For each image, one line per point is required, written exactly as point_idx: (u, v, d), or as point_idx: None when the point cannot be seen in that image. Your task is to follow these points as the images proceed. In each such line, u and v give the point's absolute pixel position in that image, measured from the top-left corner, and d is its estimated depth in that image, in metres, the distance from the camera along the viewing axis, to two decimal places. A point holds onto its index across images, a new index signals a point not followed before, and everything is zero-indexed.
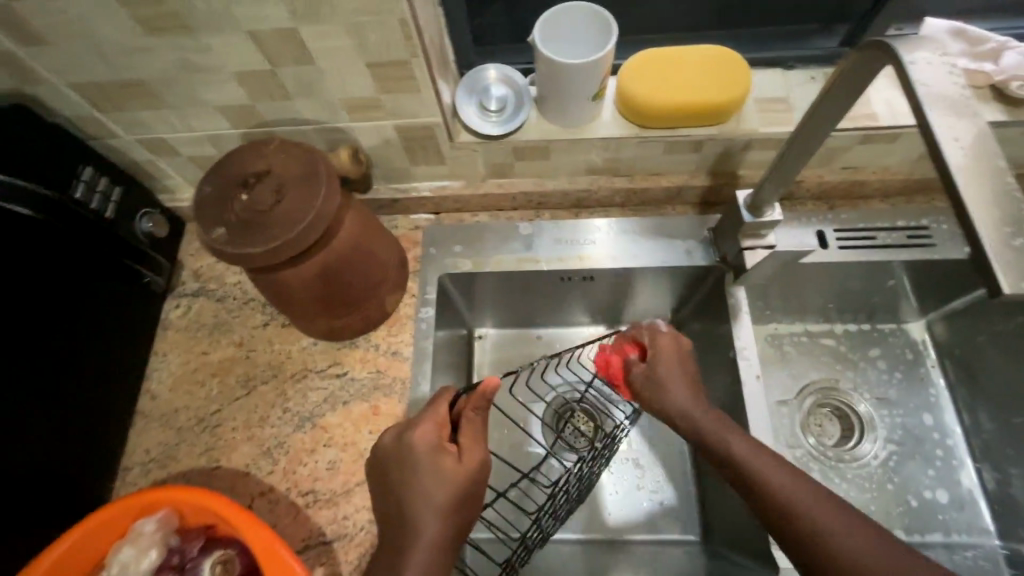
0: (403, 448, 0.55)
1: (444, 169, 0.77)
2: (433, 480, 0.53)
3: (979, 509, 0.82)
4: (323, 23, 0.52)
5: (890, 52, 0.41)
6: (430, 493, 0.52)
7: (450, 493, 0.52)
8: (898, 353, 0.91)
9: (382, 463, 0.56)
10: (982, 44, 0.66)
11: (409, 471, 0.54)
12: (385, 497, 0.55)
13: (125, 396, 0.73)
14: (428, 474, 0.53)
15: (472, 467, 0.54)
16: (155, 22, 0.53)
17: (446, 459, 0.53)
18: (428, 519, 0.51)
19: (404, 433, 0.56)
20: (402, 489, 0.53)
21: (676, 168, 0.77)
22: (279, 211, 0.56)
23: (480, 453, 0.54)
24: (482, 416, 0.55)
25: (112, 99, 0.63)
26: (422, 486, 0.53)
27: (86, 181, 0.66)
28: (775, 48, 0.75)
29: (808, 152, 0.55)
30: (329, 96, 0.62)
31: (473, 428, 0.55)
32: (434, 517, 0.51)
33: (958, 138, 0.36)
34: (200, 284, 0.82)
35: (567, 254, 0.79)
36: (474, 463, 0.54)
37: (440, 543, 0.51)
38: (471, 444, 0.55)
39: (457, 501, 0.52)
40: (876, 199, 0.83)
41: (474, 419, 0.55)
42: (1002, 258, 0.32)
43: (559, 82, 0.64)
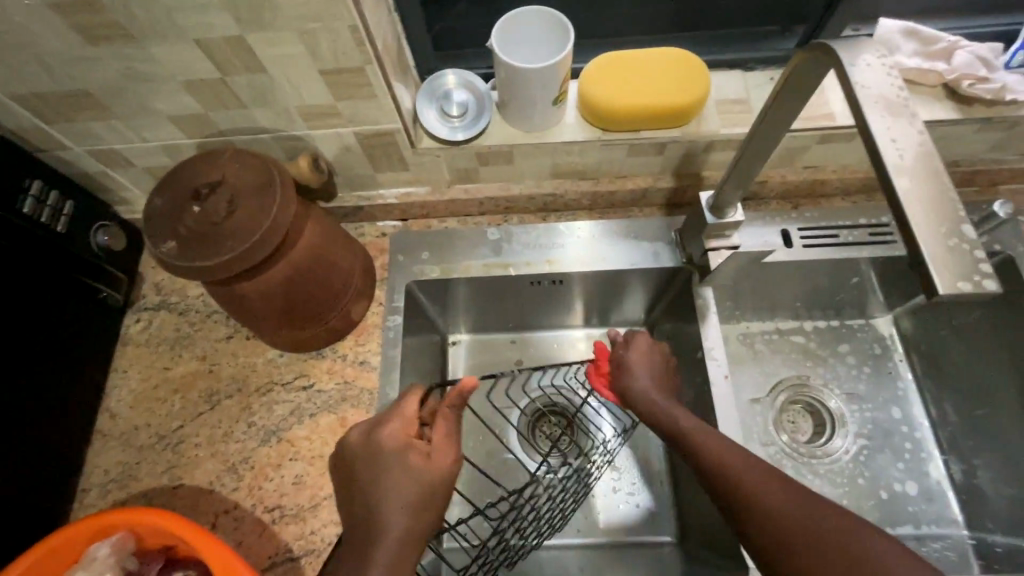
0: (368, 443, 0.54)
1: (408, 175, 0.76)
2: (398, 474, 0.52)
3: (947, 499, 0.84)
4: (270, 30, 0.51)
5: (833, 54, 0.41)
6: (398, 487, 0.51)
7: (416, 490, 0.51)
8: (866, 348, 0.92)
9: (347, 458, 0.55)
10: (934, 43, 0.68)
11: (376, 464, 0.53)
12: (349, 496, 0.53)
13: (82, 415, 0.71)
14: (394, 472, 0.52)
15: (443, 467, 0.53)
16: (96, 31, 0.51)
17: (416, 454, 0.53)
18: (393, 512, 0.50)
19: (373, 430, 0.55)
20: (367, 487, 0.52)
21: (641, 171, 0.77)
22: (232, 222, 0.55)
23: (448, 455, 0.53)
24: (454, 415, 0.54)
25: (59, 110, 0.61)
26: (395, 476, 0.52)
27: (34, 195, 0.64)
28: (735, 50, 0.76)
29: (763, 153, 0.55)
30: (284, 105, 0.61)
31: (446, 431, 0.54)
32: (402, 511, 0.50)
33: (897, 139, 0.37)
34: (161, 297, 0.80)
35: (535, 258, 0.78)
36: (442, 463, 0.53)
37: (408, 538, 0.50)
38: (440, 445, 0.53)
39: (424, 499, 0.51)
40: (839, 197, 0.84)
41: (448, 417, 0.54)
42: (938, 257, 0.33)
43: (519, 87, 0.64)
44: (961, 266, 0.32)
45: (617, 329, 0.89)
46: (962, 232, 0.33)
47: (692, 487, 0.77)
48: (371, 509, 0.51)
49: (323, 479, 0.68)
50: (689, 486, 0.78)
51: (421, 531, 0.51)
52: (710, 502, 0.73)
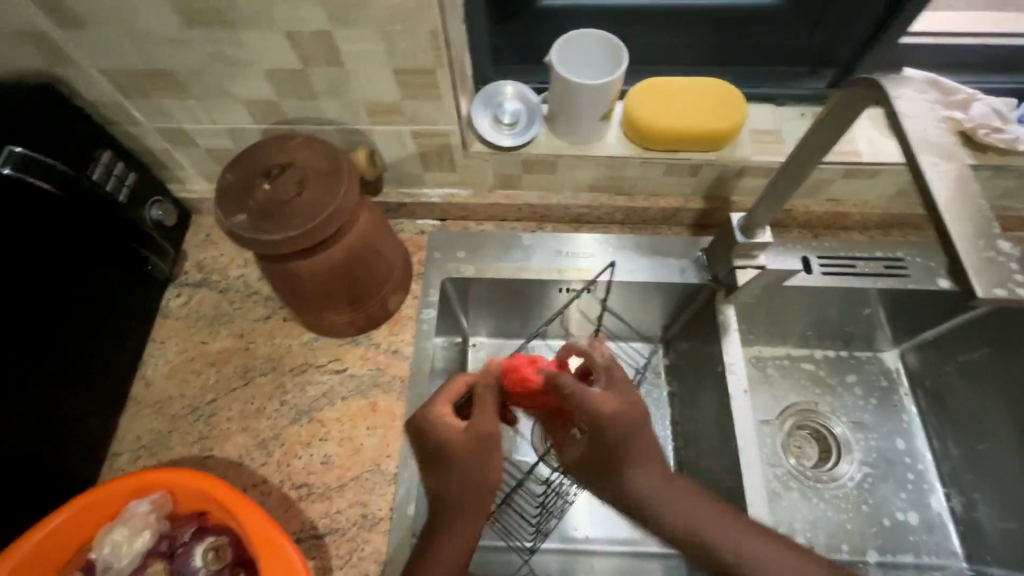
0: (430, 434, 0.56)
1: (453, 177, 0.80)
2: (466, 481, 0.53)
3: (948, 532, 0.86)
4: (357, 27, 0.56)
5: (876, 83, 0.46)
6: (455, 546, 0.52)
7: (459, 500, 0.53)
8: (873, 379, 0.95)
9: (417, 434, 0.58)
10: (955, 92, 0.72)
11: (434, 463, 0.55)
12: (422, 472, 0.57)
13: (118, 381, 0.73)
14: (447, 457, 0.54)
15: (486, 482, 0.53)
16: (196, 16, 0.55)
17: (464, 467, 0.53)
18: (443, 557, 0.52)
19: (427, 422, 0.57)
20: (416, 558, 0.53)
21: (673, 191, 0.82)
22: (300, 201, 0.58)
23: (490, 425, 0.53)
24: (490, 396, 0.55)
25: (139, 86, 0.65)
26: (444, 529, 0.53)
27: (104, 164, 0.68)
28: (768, 86, 0.82)
29: (798, 179, 0.60)
30: (353, 99, 0.65)
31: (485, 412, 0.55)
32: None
33: (939, 163, 0.41)
34: (202, 275, 0.83)
35: (566, 265, 0.82)
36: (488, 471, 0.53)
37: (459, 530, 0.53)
38: (485, 454, 0.53)
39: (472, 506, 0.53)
40: (856, 231, 0.88)
41: (483, 399, 0.55)
42: (975, 264, 0.37)
43: (572, 101, 0.69)
44: (995, 273, 0.36)
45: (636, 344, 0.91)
46: (996, 245, 0.37)
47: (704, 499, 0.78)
48: (441, 458, 0.55)
49: (351, 460, 0.70)
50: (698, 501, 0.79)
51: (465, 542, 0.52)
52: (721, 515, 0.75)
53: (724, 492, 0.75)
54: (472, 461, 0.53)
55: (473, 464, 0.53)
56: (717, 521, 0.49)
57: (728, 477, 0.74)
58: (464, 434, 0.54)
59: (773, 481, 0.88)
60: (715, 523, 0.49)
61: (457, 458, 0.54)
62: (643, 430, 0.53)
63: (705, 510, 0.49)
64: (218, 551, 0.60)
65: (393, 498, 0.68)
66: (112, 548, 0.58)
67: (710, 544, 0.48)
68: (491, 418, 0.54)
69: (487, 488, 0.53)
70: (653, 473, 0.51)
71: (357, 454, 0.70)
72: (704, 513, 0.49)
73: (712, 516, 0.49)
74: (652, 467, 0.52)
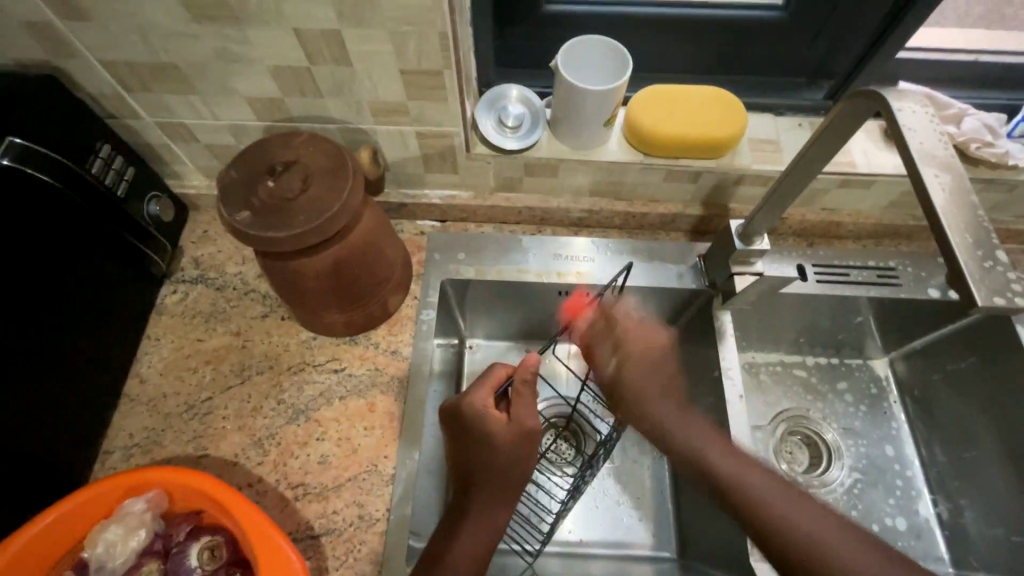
0: (472, 423, 0.61)
1: (455, 178, 0.80)
2: (504, 465, 0.60)
3: (934, 537, 0.87)
4: (366, 27, 0.56)
5: (879, 96, 0.47)
6: (486, 524, 0.59)
7: (493, 487, 0.60)
8: (863, 387, 0.97)
9: (457, 418, 0.62)
10: (947, 108, 0.76)
11: (476, 449, 0.61)
12: (458, 454, 0.63)
13: (111, 379, 0.72)
14: (486, 445, 0.60)
15: (518, 471, 0.61)
16: (204, 11, 0.55)
17: (503, 460, 0.60)
18: (475, 532, 0.58)
19: (468, 412, 0.61)
20: (447, 533, 0.59)
21: (672, 197, 0.83)
22: (304, 199, 0.58)
23: (532, 421, 0.60)
24: (530, 392, 0.61)
25: (141, 80, 0.64)
26: (480, 509, 0.59)
27: (102, 158, 0.67)
28: (767, 96, 0.83)
29: (798, 187, 0.61)
30: (358, 98, 0.65)
31: (525, 408, 0.61)
32: (464, 553, 0.57)
33: (940, 176, 0.43)
34: (199, 271, 0.82)
35: (565, 269, 0.82)
36: (520, 463, 0.61)
37: (488, 515, 0.59)
38: (523, 446, 0.60)
39: (504, 492, 0.60)
40: (849, 240, 0.90)
41: (523, 394, 0.61)
42: (975, 274, 0.38)
43: (576, 107, 0.69)
44: (995, 283, 0.38)
45: None
46: (995, 255, 0.39)
47: (698, 504, 0.78)
48: (479, 449, 0.60)
49: (348, 460, 0.70)
50: (692, 504, 0.79)
51: (492, 528, 0.59)
52: (714, 518, 0.75)
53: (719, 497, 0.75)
54: (513, 448, 0.60)
55: (514, 452, 0.60)
56: (796, 505, 0.58)
57: None
58: (508, 425, 0.60)
59: None
60: (779, 495, 0.59)
61: (500, 447, 0.60)
62: (674, 371, 0.73)
63: (793, 496, 0.59)
64: (214, 551, 0.59)
65: (390, 499, 0.68)
66: (106, 546, 0.58)
67: (773, 505, 0.58)
68: (531, 415, 0.61)
69: (522, 474, 0.61)
70: (670, 404, 0.70)
71: (354, 454, 0.70)
72: (786, 498, 0.59)
73: (806, 513, 0.57)
74: (747, 466, 0.62)
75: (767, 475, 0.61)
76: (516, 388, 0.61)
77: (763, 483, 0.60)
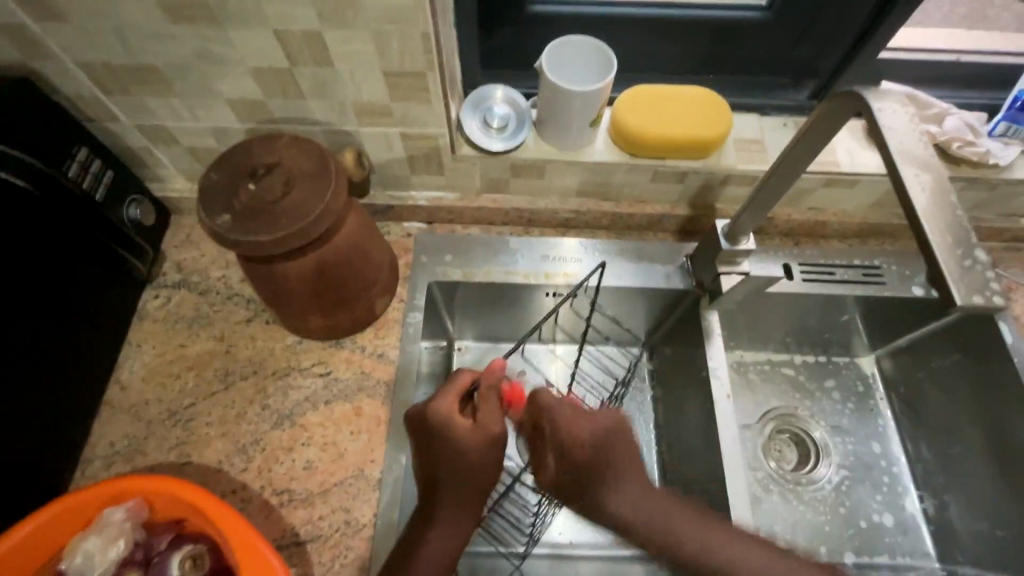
0: (437, 428, 0.60)
1: (441, 180, 0.80)
2: (471, 470, 0.59)
3: (921, 533, 0.88)
4: (347, 28, 0.55)
5: (859, 97, 0.47)
6: (448, 533, 0.58)
7: (457, 494, 0.59)
8: (850, 385, 0.97)
9: (422, 425, 0.61)
10: (929, 108, 0.77)
11: (441, 455, 0.59)
12: (423, 462, 0.61)
13: (92, 386, 0.71)
14: (451, 450, 0.59)
15: (484, 478, 0.59)
16: (182, 11, 0.54)
17: (465, 466, 0.59)
18: (443, 538, 0.57)
19: (433, 417, 0.60)
20: (413, 541, 0.58)
21: (659, 198, 0.83)
22: (287, 202, 0.57)
23: (498, 426, 0.60)
24: (497, 397, 0.60)
25: (119, 82, 0.63)
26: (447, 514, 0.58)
27: (80, 161, 0.66)
28: (752, 96, 0.83)
29: (783, 186, 0.61)
30: (341, 100, 0.65)
31: (490, 410, 0.60)
32: (431, 561, 0.56)
33: (919, 175, 0.43)
34: (182, 275, 0.81)
35: (552, 270, 0.82)
36: (485, 470, 0.59)
37: (453, 524, 0.58)
38: (488, 451, 0.59)
39: (469, 500, 0.59)
40: (835, 239, 0.91)
41: (491, 399, 0.60)
42: (953, 272, 0.38)
43: (561, 107, 0.69)
44: (975, 282, 0.38)
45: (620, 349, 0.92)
46: (974, 254, 0.39)
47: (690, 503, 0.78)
48: (443, 457, 0.59)
49: (335, 466, 0.69)
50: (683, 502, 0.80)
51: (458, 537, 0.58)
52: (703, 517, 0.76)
53: (708, 496, 0.75)
54: (480, 454, 0.59)
55: (478, 458, 0.59)
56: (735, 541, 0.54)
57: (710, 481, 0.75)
58: (475, 430, 0.59)
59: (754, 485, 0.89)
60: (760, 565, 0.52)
61: (467, 452, 0.59)
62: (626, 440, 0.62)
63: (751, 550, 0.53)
64: (195, 561, 0.58)
65: (377, 504, 0.67)
66: (84, 557, 0.56)
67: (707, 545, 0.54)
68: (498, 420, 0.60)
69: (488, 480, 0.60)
70: (626, 489, 0.58)
71: (340, 460, 0.69)
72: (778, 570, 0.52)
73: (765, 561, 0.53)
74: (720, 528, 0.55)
75: (648, 490, 0.58)
76: (483, 393, 0.60)
77: (646, 501, 0.57)
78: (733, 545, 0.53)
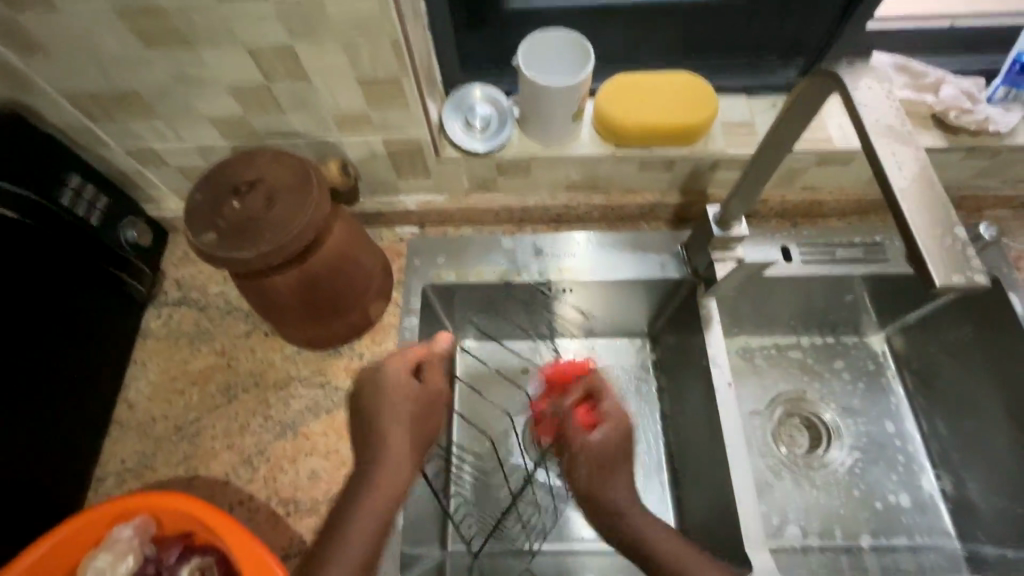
0: (385, 388, 0.62)
1: (429, 183, 0.80)
2: (410, 426, 0.62)
3: (940, 512, 0.84)
4: (318, 40, 0.55)
5: (837, 79, 0.47)
6: (375, 501, 0.57)
7: (392, 457, 0.59)
8: (861, 364, 0.94)
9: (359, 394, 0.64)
10: (922, 77, 0.75)
11: (382, 412, 0.61)
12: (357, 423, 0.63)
13: (100, 406, 0.72)
14: (388, 413, 0.61)
15: (419, 442, 0.62)
16: (155, 36, 0.55)
17: (397, 426, 0.61)
18: (384, 485, 0.58)
19: (381, 377, 0.63)
20: (354, 491, 0.58)
21: (649, 187, 0.82)
22: (270, 217, 0.57)
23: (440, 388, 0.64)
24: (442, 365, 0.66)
25: (104, 108, 0.64)
26: (392, 461, 0.59)
27: (73, 189, 0.67)
28: (739, 76, 0.82)
29: (769, 170, 0.59)
30: (321, 112, 0.65)
31: (434, 377, 0.65)
32: (375, 509, 0.57)
33: (896, 154, 0.44)
34: (182, 293, 0.82)
35: (546, 266, 0.81)
36: (424, 431, 0.63)
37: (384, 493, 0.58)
38: (426, 412, 0.63)
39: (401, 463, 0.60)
40: (834, 217, 0.89)
41: (435, 366, 0.65)
42: (933, 253, 0.39)
43: (542, 103, 0.69)
44: (955, 262, 0.38)
45: (621, 341, 0.91)
46: (953, 232, 0.40)
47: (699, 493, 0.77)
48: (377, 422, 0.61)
49: (338, 473, 0.70)
50: (691, 493, 0.78)
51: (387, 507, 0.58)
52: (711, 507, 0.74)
53: (714, 486, 0.74)
54: (416, 414, 0.63)
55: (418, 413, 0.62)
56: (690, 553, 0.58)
57: (715, 470, 0.74)
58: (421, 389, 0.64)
59: (764, 470, 0.87)
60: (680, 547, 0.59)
61: (410, 406, 0.62)
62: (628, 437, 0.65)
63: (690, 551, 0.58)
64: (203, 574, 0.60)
65: None
66: None
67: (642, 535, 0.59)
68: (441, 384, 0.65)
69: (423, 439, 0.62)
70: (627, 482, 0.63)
71: (344, 467, 0.70)
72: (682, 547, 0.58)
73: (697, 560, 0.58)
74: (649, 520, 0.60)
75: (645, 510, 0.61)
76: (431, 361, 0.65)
77: (643, 518, 0.60)
78: (703, 564, 0.58)
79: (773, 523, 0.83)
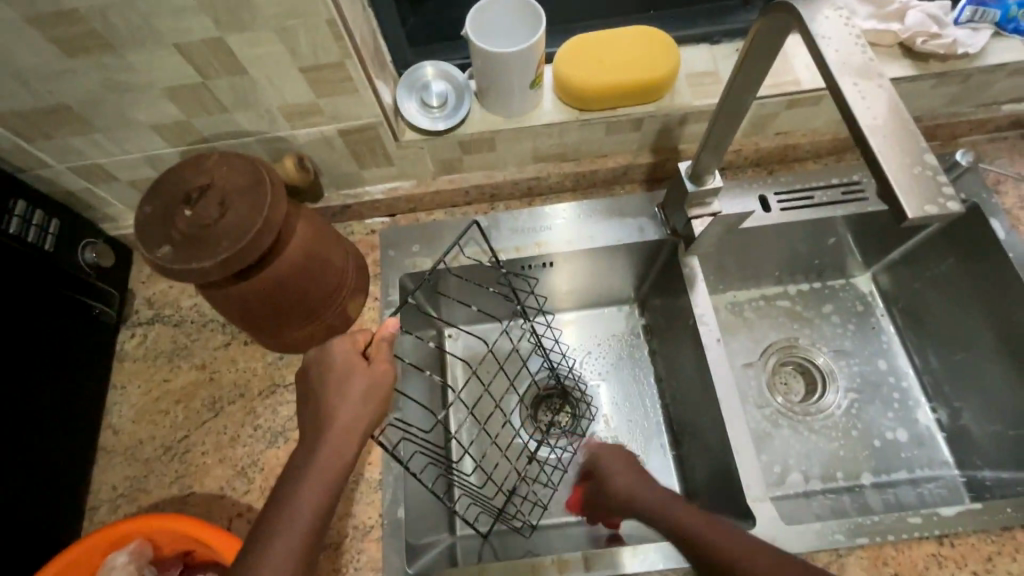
0: (332, 369, 0.58)
1: (393, 170, 0.77)
2: (347, 418, 0.55)
3: (937, 442, 0.84)
4: (248, 30, 0.52)
5: (794, 13, 0.45)
6: (302, 499, 0.50)
7: (327, 449, 0.53)
8: (849, 305, 0.93)
9: (308, 380, 0.59)
10: (887, 5, 0.73)
11: (330, 392, 0.56)
12: (306, 409, 0.58)
13: (84, 435, 0.71)
14: (332, 398, 0.56)
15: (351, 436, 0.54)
16: (74, 42, 0.52)
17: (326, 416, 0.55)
18: (325, 468, 0.52)
19: (328, 359, 0.58)
20: (297, 470, 0.52)
21: (620, 149, 0.80)
22: (223, 222, 0.55)
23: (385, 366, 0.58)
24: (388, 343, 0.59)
25: (36, 127, 0.61)
26: (336, 438, 0.54)
27: (19, 215, 0.64)
28: (700, 24, 0.79)
29: (735, 119, 0.58)
30: (266, 106, 0.62)
31: (382, 353, 0.59)
32: (317, 488, 0.51)
33: (858, 84, 0.42)
34: (154, 311, 0.80)
35: (524, 242, 0.79)
36: (359, 420, 0.55)
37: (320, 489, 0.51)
38: (361, 396, 0.56)
39: (334, 458, 0.52)
40: (811, 160, 0.87)
41: (379, 347, 0.59)
42: (904, 184, 0.38)
43: (496, 74, 0.66)
44: (928, 194, 0.38)
45: (609, 309, 0.91)
46: (925, 162, 0.39)
47: (700, 451, 0.77)
48: (319, 412, 0.56)
49: None
50: (693, 453, 0.78)
51: (320, 508, 0.50)
52: (714, 463, 0.74)
53: (712, 443, 0.74)
54: (355, 401, 0.56)
55: (367, 392, 0.56)
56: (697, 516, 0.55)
57: (712, 428, 0.74)
58: (369, 371, 0.57)
59: (762, 421, 0.87)
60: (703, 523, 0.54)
61: (353, 390, 0.56)
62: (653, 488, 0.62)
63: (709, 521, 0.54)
64: None
65: (381, 505, 0.68)
66: None
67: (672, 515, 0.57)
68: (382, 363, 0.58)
69: (374, 419, 0.56)
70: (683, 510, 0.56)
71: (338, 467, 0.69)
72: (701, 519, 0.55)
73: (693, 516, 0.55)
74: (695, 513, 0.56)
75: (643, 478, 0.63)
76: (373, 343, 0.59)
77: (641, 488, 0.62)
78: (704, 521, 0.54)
79: (775, 471, 0.83)
